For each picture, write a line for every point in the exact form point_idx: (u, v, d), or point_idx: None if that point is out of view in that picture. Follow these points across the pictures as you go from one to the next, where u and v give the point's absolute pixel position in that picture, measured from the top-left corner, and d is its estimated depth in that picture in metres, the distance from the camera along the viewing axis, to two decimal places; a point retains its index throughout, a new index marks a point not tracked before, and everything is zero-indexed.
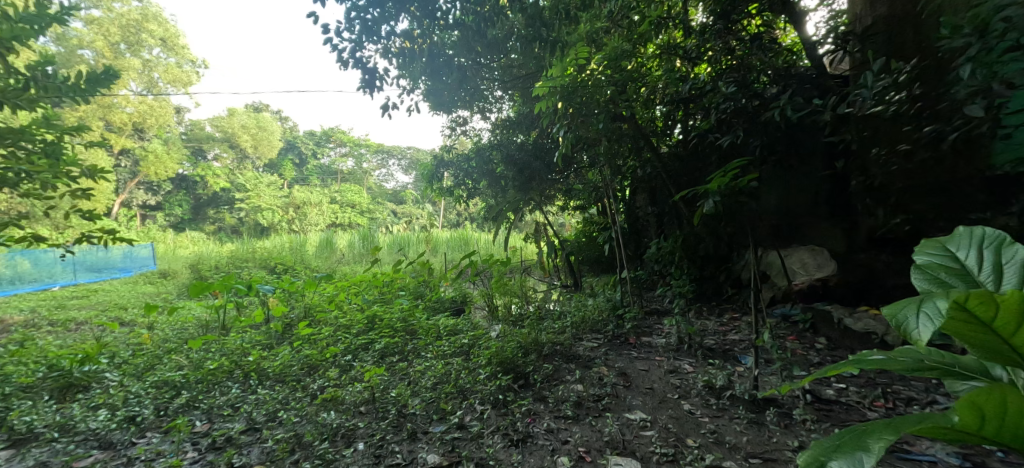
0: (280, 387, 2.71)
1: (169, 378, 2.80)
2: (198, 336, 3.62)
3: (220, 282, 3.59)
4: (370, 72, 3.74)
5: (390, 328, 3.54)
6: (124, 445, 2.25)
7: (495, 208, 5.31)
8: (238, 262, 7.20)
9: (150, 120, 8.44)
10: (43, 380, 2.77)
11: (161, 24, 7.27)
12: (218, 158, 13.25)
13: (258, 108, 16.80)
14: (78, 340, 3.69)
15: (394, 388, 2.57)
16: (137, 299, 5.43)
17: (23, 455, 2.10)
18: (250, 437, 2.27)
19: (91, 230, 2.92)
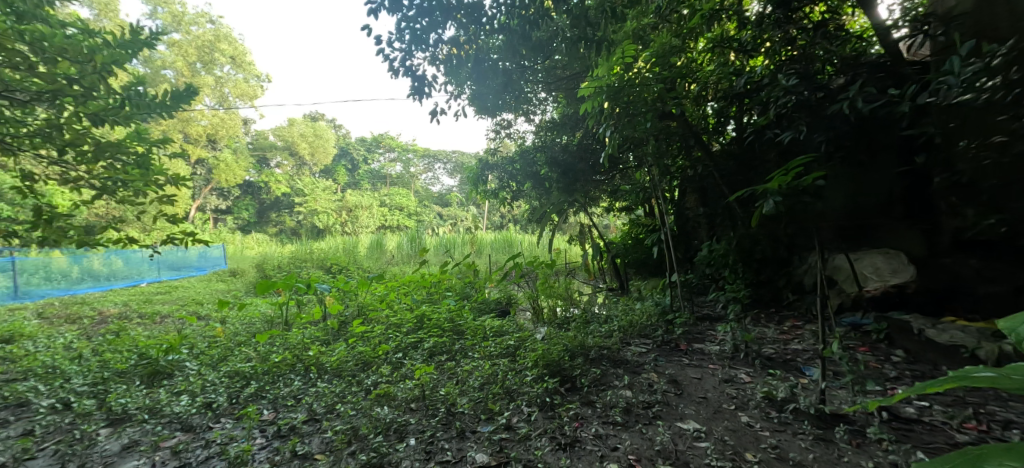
0: (338, 381, 2.86)
1: (239, 369, 3.02)
2: (264, 330, 3.90)
3: (283, 280, 3.84)
4: (419, 79, 3.86)
5: (438, 328, 3.64)
6: (203, 429, 2.45)
7: (539, 210, 5.32)
8: (298, 262, 7.64)
9: (222, 132, 10.01)
10: (135, 367, 3.09)
11: (230, 44, 9.58)
12: (280, 165, 14.24)
13: (315, 118, 17.94)
14: (163, 331, 4.08)
15: (443, 387, 2.63)
16: (211, 295, 5.92)
17: (119, 433, 2.35)
18: (311, 427, 2.41)
19: (174, 233, 3.21)
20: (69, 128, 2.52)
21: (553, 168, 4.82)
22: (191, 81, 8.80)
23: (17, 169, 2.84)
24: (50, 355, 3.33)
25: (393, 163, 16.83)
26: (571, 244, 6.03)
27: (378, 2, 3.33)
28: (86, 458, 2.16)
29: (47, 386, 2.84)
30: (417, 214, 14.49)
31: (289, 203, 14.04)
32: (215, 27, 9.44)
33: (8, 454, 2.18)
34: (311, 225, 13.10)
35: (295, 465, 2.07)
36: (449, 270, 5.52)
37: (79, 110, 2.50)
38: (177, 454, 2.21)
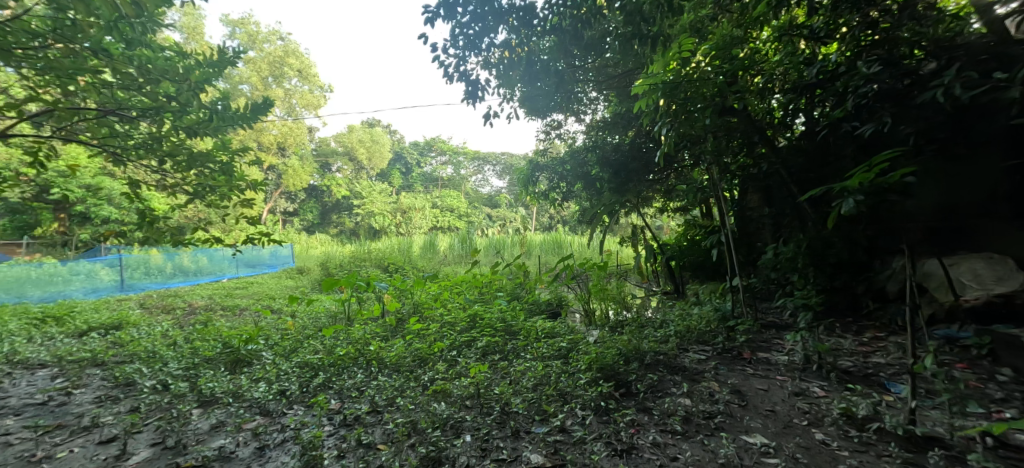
0: (397, 375, 2.98)
1: (308, 360, 3.24)
2: (329, 325, 4.15)
3: (346, 278, 4.07)
4: (473, 84, 3.94)
5: (491, 327, 3.69)
6: (278, 414, 2.65)
7: (590, 211, 5.24)
8: (359, 260, 8.07)
9: (290, 139, 10.85)
10: (220, 355, 3.41)
11: (297, 58, 10.46)
12: (341, 170, 15.08)
13: (373, 124, 18.89)
14: (241, 323, 4.47)
15: (497, 386, 2.66)
16: (282, 290, 6.41)
17: (209, 413, 2.60)
18: (374, 418, 2.53)
19: (253, 233, 3.52)
20: (168, 140, 2.84)
21: (605, 168, 4.73)
22: (265, 94, 9.62)
23: (124, 176, 3.22)
24: (151, 342, 3.75)
25: (445, 165, 17.26)
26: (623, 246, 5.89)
27: (434, 11, 3.45)
28: (183, 434, 2.41)
29: (149, 369, 3.20)
30: (468, 215, 14.74)
31: (349, 205, 14.84)
32: (284, 43, 10.29)
33: (120, 427, 2.48)
34: (369, 226, 13.74)
35: (361, 453, 2.17)
36: (499, 271, 5.58)
37: (176, 123, 2.80)
38: (257, 436, 2.40)
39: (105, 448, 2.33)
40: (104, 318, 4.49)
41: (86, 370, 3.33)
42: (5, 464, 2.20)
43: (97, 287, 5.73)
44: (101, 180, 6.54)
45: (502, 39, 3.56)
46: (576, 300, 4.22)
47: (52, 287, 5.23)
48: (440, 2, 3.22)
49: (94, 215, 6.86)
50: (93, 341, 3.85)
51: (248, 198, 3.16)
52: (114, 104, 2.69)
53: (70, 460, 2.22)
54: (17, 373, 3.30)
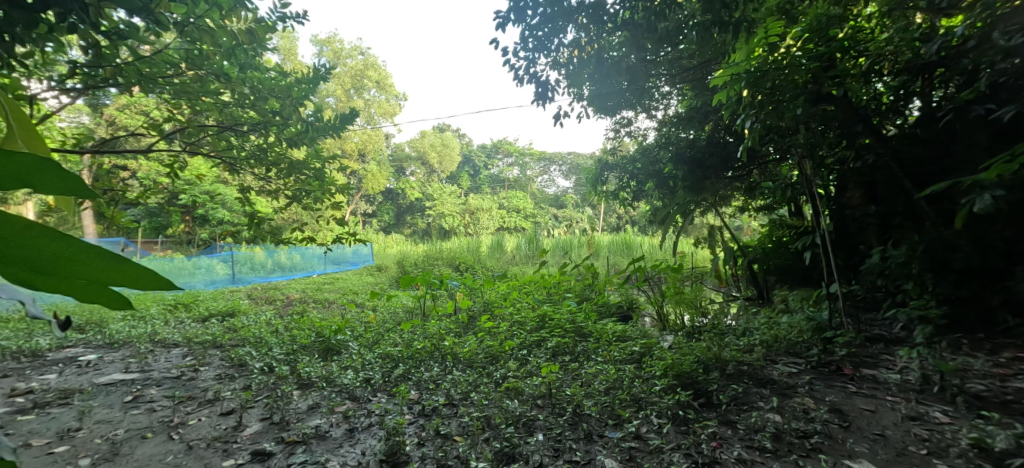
0: (471, 371, 3.08)
1: (389, 352, 3.44)
2: (406, 319, 4.39)
3: (422, 276, 4.29)
4: (543, 85, 3.95)
5: (561, 328, 3.68)
6: (365, 400, 2.86)
7: (663, 211, 5.03)
8: (432, 259, 8.45)
9: (370, 146, 11.67)
10: (314, 343, 3.74)
11: (376, 70, 11.26)
12: (414, 173, 15.88)
13: (444, 129, 19.68)
14: (329, 315, 4.88)
15: (569, 387, 2.64)
16: (364, 286, 6.88)
17: (307, 395, 2.88)
18: (451, 410, 2.64)
19: (340, 233, 3.83)
20: (272, 151, 3.18)
21: (680, 166, 4.49)
22: (349, 105, 10.47)
23: (237, 182, 3.65)
24: (258, 328, 4.22)
25: (510, 167, 17.45)
26: (700, 248, 5.58)
27: (504, 16, 3.52)
28: (286, 412, 2.68)
29: (258, 353, 3.60)
30: (533, 216, 14.79)
31: (421, 207, 15.52)
32: (365, 57, 11.13)
33: (237, 402, 2.83)
34: (440, 226, 14.26)
35: (439, 443, 2.27)
36: (569, 271, 5.53)
37: (280, 136, 3.11)
38: (347, 418, 2.60)
39: (225, 419, 2.67)
40: (219, 307, 5.15)
41: (208, 350, 3.84)
42: (151, 427, 2.60)
43: (215, 279, 6.66)
44: (217, 187, 7.50)
45: (572, 38, 3.53)
46: (649, 303, 4.06)
47: (181, 279, 6.18)
48: (511, 7, 3.28)
49: (212, 216, 7.86)
50: (213, 326, 4.42)
51: (337, 200, 3.45)
52: (230, 120, 3.04)
53: (198, 428, 2.57)
54: (157, 350, 3.89)
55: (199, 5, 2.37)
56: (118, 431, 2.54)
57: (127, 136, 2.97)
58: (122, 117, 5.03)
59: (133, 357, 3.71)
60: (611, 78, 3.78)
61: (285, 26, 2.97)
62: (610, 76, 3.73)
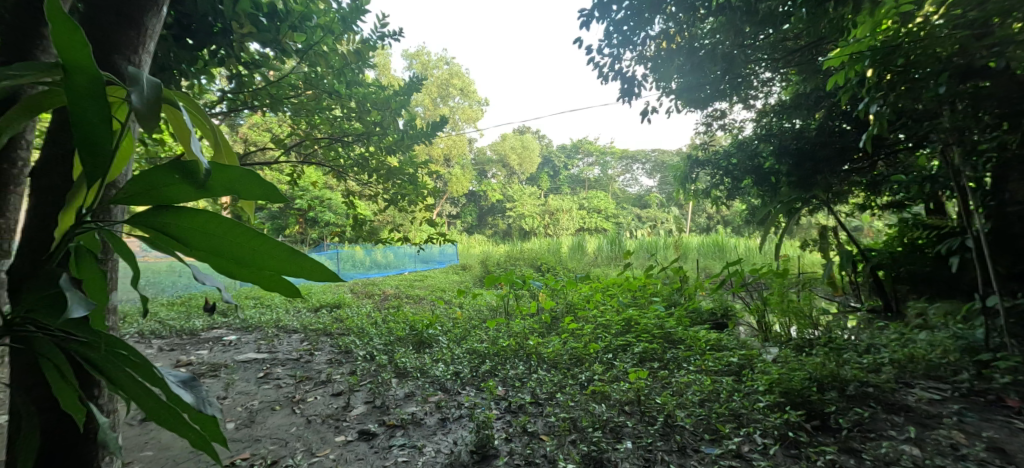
0: (555, 371, 3.08)
1: (476, 348, 3.57)
2: (491, 317, 4.52)
3: (506, 276, 4.40)
4: (629, 81, 3.84)
5: (648, 333, 3.53)
6: (455, 392, 2.99)
7: (764, 211, 4.60)
8: (513, 259, 8.62)
9: (455, 151, 12.23)
10: (407, 335, 4.01)
11: (460, 78, 11.82)
12: (496, 176, 16.31)
13: (525, 131, 19.96)
14: (420, 311, 5.19)
15: (659, 396, 2.53)
16: (451, 284, 7.22)
17: (405, 384, 3.09)
18: (537, 409, 2.66)
19: (430, 233, 4.06)
20: (374, 159, 3.43)
21: (784, 160, 4.05)
22: (436, 113, 11.10)
23: (342, 187, 4.03)
24: (360, 320, 4.63)
25: (591, 166, 17.19)
26: (810, 251, 5.01)
27: (588, 14, 3.52)
28: (387, 398, 2.91)
29: (361, 342, 3.95)
30: (615, 216, 14.37)
31: (502, 208, 15.81)
32: (450, 67, 11.75)
33: (344, 386, 3.13)
34: (520, 227, 14.45)
35: (526, 440, 2.30)
36: (655, 274, 5.28)
37: (380, 145, 3.38)
38: (440, 408, 2.75)
39: (337, 399, 2.97)
40: (327, 300, 5.74)
41: (320, 337, 4.30)
42: (278, 400, 2.98)
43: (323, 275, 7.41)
44: (325, 192, 8.38)
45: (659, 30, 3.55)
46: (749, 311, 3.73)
47: None
48: (596, 4, 3.39)
49: (319, 218, 8.78)
50: (324, 316, 4.94)
51: (428, 202, 3.67)
52: (339, 132, 3.37)
53: (315, 405, 2.90)
54: (281, 334, 4.45)
55: (316, 32, 2.65)
56: (254, 402, 2.96)
57: (258, 150, 3.43)
58: (251, 133, 5.86)
59: (262, 340, 4.27)
60: (704, 67, 3.52)
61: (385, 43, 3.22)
62: (703, 65, 3.53)
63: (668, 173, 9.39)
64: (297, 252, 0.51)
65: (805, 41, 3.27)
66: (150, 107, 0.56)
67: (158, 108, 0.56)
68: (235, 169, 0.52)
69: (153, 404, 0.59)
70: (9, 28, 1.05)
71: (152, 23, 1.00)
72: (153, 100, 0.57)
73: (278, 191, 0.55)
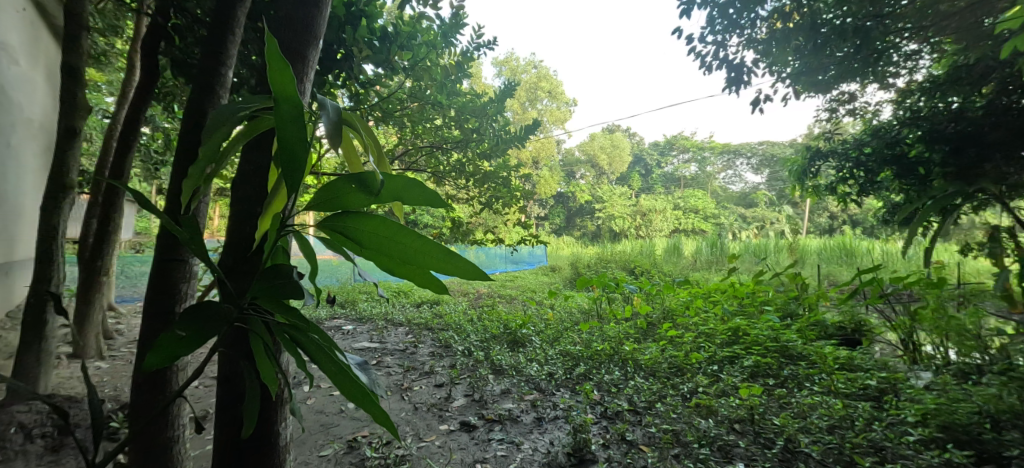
0: (654, 380, 2.95)
1: (569, 350, 3.54)
2: (583, 320, 4.46)
3: (598, 278, 4.32)
4: (735, 68, 3.54)
5: (760, 345, 3.21)
6: (550, 392, 3.00)
7: (910, 210, 3.91)
8: (604, 262, 8.40)
9: (544, 153, 12.28)
10: (501, 334, 4.11)
11: (548, 80, 11.88)
12: (586, 176, 16.04)
13: (616, 130, 19.41)
14: (512, 310, 5.29)
15: (777, 416, 2.29)
16: (541, 285, 7.26)
17: (502, 380, 3.17)
18: (635, 417, 2.57)
19: (521, 234, 4.15)
20: (471, 164, 3.60)
21: (937, 147, 3.41)
22: (525, 116, 11.28)
23: (441, 191, 4.27)
24: (457, 317, 4.86)
25: (687, 163, 16.07)
26: (974, 257, 4.15)
27: (688, 2, 3.31)
28: (485, 392, 3.01)
29: (459, 337, 4.15)
30: (716, 216, 13.31)
31: (590, 210, 15.14)
32: (538, 70, 11.86)
33: (445, 378, 3.31)
34: (609, 230, 13.78)
35: (625, 449, 2.23)
36: (768, 281, 4.77)
37: (476, 150, 3.52)
38: (535, 407, 2.79)
39: (439, 390, 3.16)
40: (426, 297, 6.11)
41: (423, 331, 4.59)
42: (389, 387, 3.26)
43: None
44: None
45: (772, 8, 3.21)
46: (891, 327, 3.19)
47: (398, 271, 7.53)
48: None
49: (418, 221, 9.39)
50: (425, 311, 5.27)
51: (521, 205, 3.74)
52: (440, 139, 3.58)
53: (421, 393, 3.12)
54: (389, 327, 4.84)
55: (421, 49, 2.88)
56: None
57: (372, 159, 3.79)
58: None
59: (374, 331, 4.70)
60: (826, 49, 3.10)
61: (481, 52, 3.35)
62: (825, 46, 3.09)
63: (778, 168, 8.43)
64: (453, 253, 0.55)
65: (966, 4, 2.73)
66: (336, 128, 0.65)
67: (339, 128, 0.66)
68: (403, 178, 0.60)
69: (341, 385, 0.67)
70: (202, 72, 1.29)
71: (313, 53, 1.11)
72: (336, 120, 0.67)
73: (436, 195, 0.61)
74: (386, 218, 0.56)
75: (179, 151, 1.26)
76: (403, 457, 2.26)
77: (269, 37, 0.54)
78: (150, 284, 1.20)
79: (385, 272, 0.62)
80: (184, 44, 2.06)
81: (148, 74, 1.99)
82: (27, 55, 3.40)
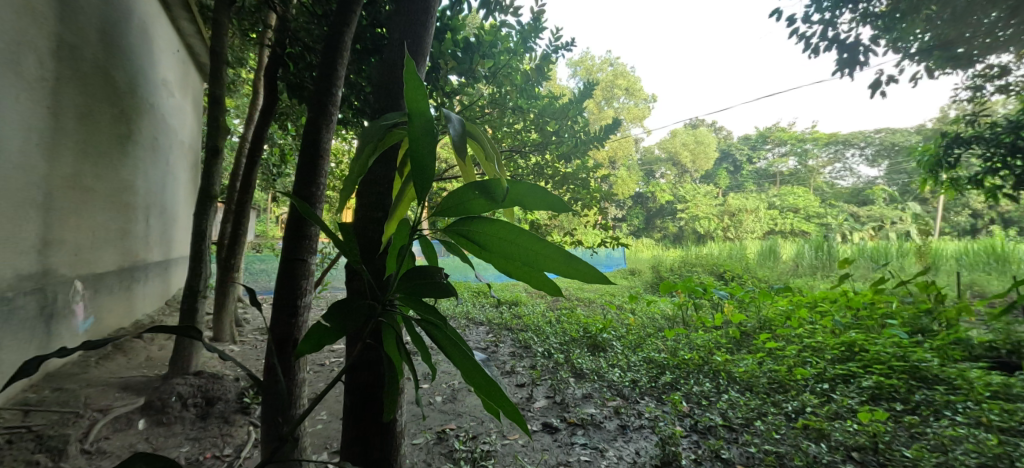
0: (751, 395, 2.72)
1: (653, 357, 3.39)
2: (667, 326, 4.24)
3: (683, 283, 4.08)
4: (850, 49, 3.14)
5: (881, 364, 2.81)
6: (634, 400, 2.89)
7: None
8: (688, 266, 7.92)
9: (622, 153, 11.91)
10: (582, 337, 4.05)
11: (625, 77, 11.54)
12: (667, 175, 15.25)
13: (701, 125, 18.26)
14: (591, 313, 5.19)
15: (907, 448, 1.99)
16: (620, 289, 7.03)
17: (584, 384, 3.12)
18: (732, 434, 2.38)
19: (600, 236, 4.06)
20: (550, 167, 3.60)
21: None
22: (600, 115, 11.05)
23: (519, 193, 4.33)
24: (536, 319, 4.87)
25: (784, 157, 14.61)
26: None
27: None
28: (566, 395, 2.99)
29: (538, 339, 4.16)
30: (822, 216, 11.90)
31: (672, 210, 14.33)
32: (614, 67, 11.56)
33: (527, 378, 3.35)
34: (694, 230, 13.08)
35: None
36: (889, 290, 4.16)
37: (557, 152, 3.51)
38: (619, 414, 2.71)
39: (521, 390, 3.19)
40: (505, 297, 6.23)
41: (503, 331, 4.67)
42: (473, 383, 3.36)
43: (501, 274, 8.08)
44: None
45: None
46: None
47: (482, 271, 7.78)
48: None
49: None
50: (504, 312, 5.36)
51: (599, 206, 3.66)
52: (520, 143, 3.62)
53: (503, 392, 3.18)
54: (471, 326, 5.00)
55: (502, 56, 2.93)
56: (456, 381, 3.38)
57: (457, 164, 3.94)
58: None
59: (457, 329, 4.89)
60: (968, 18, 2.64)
61: (559, 55, 3.33)
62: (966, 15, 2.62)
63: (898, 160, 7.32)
64: (577, 258, 0.56)
65: None
66: (461, 139, 0.69)
67: (465, 139, 0.69)
68: (530, 187, 0.62)
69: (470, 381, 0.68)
70: (317, 93, 1.42)
71: (419, 74, 1.18)
72: (461, 132, 0.70)
73: (561, 202, 0.63)
74: (515, 225, 0.59)
75: (303, 165, 1.41)
76: (488, 452, 2.32)
77: (409, 59, 0.57)
78: (280, 279, 1.36)
79: (503, 273, 0.65)
80: (297, 69, 2.30)
81: (270, 98, 2.25)
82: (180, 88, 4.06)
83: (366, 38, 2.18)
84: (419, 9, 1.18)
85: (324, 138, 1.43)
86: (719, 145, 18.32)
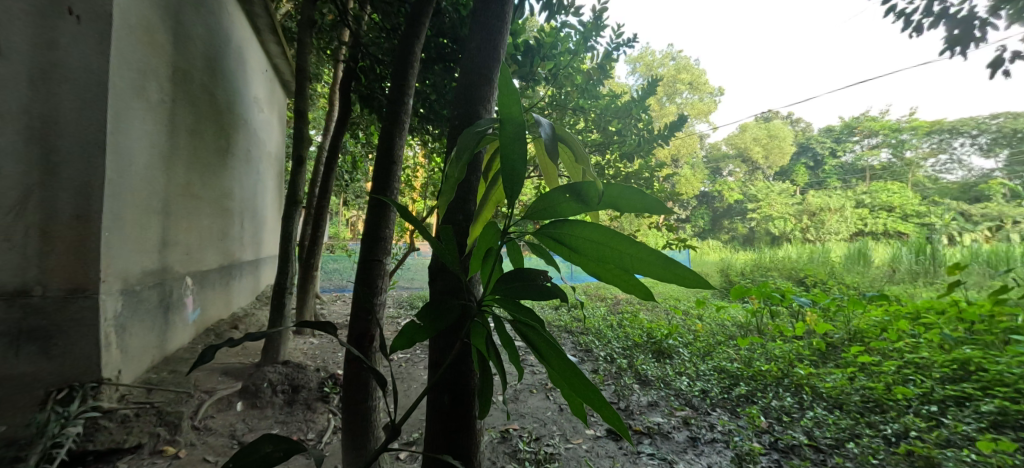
0: (841, 413, 2.47)
1: (725, 367, 3.20)
2: (739, 335, 3.97)
3: (756, 288, 3.80)
4: (963, 22, 2.75)
5: (1001, 386, 2.44)
6: (704, 411, 2.74)
7: None
8: (762, 270, 7.35)
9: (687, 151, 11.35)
10: (646, 343, 3.90)
11: (689, 72, 11.01)
12: (737, 173, 14.30)
13: (775, 118, 16.92)
14: (655, 318, 4.99)
15: None
16: (686, 293, 6.69)
17: (651, 391, 3.01)
18: (819, 456, 2.18)
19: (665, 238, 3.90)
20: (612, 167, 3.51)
21: None
22: (662, 112, 10.62)
23: None
24: (597, 322, 4.77)
25: (876, 149, 13.14)
26: None
27: None
28: (630, 402, 2.89)
29: (600, 343, 4.07)
30: None
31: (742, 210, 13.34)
32: (676, 62, 11.07)
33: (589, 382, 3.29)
34: (768, 232, 12.14)
35: None
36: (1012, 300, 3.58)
37: (621, 150, 3.41)
38: (688, 425, 2.58)
39: None
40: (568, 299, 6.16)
41: (564, 334, 4.63)
42: (535, 385, 3.36)
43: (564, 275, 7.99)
44: None
45: None
46: None
47: None
48: None
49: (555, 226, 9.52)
50: (564, 314, 5.31)
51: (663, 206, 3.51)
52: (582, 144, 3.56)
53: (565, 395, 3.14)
54: None
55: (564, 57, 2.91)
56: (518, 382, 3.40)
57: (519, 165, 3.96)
58: None
59: None
60: None
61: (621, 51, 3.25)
62: None
63: None
64: (675, 262, 0.54)
65: None
66: (553, 143, 0.69)
67: (555, 141, 0.69)
68: (629, 189, 0.60)
69: (564, 381, 0.67)
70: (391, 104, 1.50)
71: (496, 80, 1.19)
72: (551, 135, 0.70)
73: (660, 205, 0.60)
74: (611, 228, 0.57)
75: (378, 171, 1.48)
76: (552, 455, 2.30)
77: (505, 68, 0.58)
78: (360, 278, 1.44)
79: (594, 276, 0.64)
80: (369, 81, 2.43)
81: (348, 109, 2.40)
82: (268, 105, 4.45)
83: (433, 47, 2.26)
84: (492, 16, 1.20)
85: (396, 145, 1.50)
86: (797, 139, 16.86)
